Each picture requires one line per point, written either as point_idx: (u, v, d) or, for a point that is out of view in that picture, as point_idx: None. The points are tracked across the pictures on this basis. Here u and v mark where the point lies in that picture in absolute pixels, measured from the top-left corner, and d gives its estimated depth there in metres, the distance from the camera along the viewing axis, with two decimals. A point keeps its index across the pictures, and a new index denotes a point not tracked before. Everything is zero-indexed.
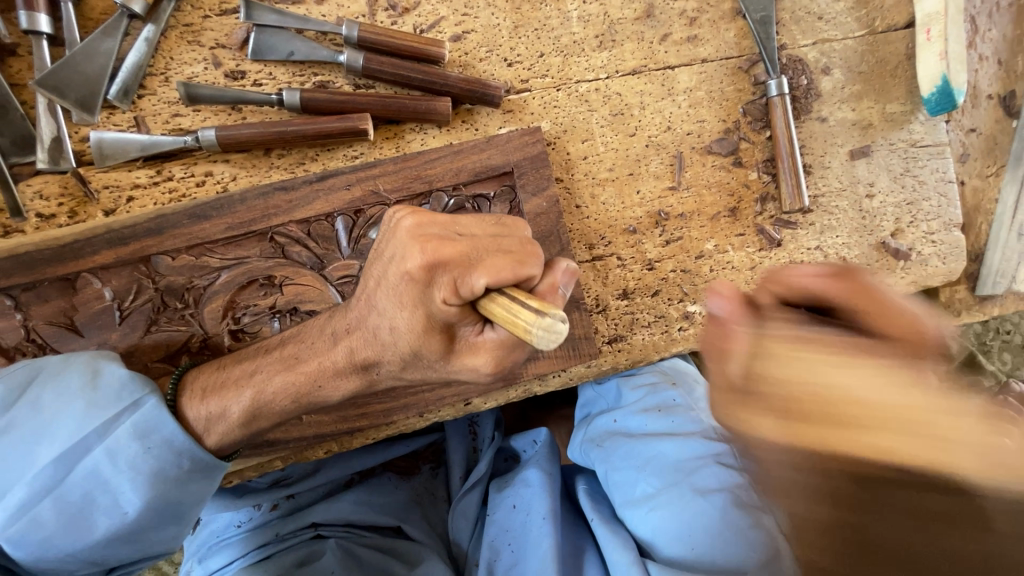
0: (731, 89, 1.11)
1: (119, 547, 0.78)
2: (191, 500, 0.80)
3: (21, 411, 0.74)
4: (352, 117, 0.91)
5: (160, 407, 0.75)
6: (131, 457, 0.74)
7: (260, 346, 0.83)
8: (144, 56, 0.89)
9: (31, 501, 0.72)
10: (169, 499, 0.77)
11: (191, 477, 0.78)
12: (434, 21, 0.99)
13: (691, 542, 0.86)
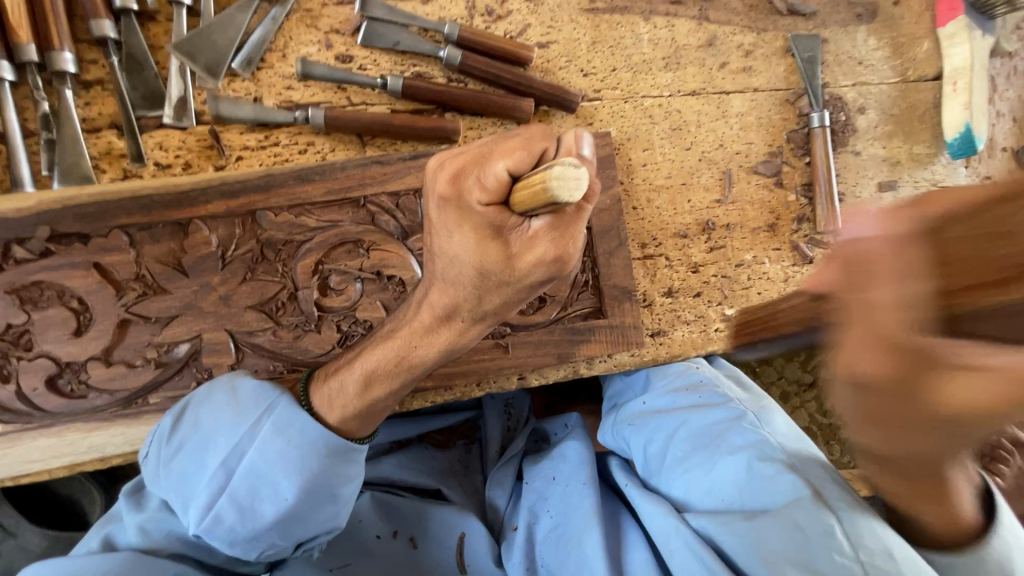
0: (777, 117, 1.23)
1: (293, 529, 0.88)
2: (336, 482, 0.88)
3: (190, 428, 0.86)
4: (446, 124, 1.01)
5: (290, 405, 0.85)
6: (277, 450, 0.84)
7: (372, 337, 0.92)
8: (269, 34, 0.98)
9: (213, 498, 0.83)
10: (325, 480, 0.87)
11: (340, 459, 0.88)
12: (522, 29, 1.10)
13: (723, 494, 0.94)
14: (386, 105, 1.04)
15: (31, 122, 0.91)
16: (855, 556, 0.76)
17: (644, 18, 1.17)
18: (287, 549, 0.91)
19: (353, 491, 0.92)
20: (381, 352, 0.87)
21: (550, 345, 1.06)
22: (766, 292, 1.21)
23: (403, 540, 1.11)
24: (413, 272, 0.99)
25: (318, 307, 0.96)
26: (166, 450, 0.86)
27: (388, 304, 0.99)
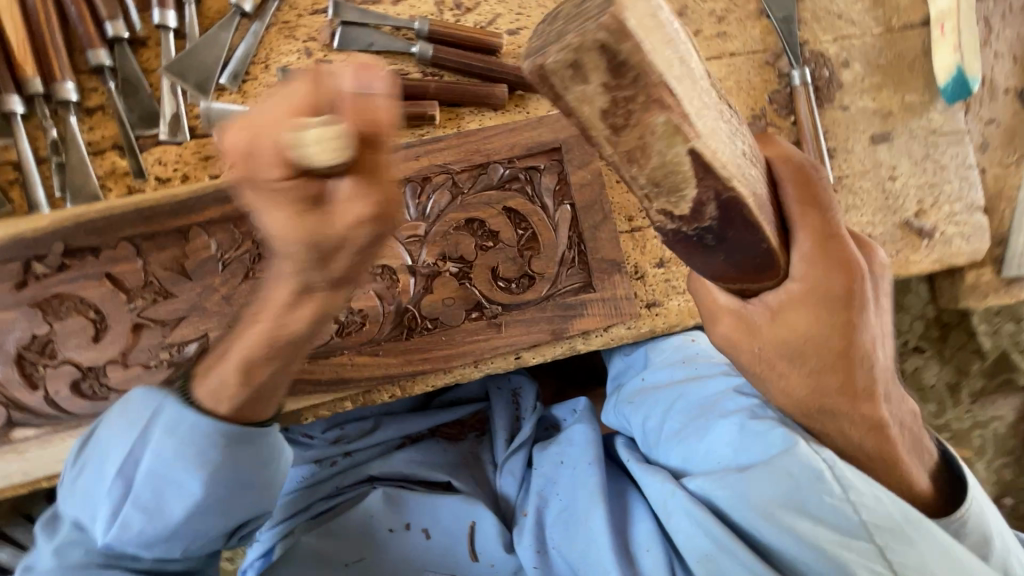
0: (757, 80, 1.23)
1: (213, 523, 0.86)
2: (243, 467, 0.85)
3: (94, 450, 0.87)
4: (424, 103, 1.05)
5: (174, 404, 0.82)
6: (172, 451, 0.82)
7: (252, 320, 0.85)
8: (251, 48, 1.05)
9: (118, 506, 0.83)
10: (229, 467, 0.84)
11: (240, 445, 0.85)
12: (491, 19, 1.13)
13: (718, 457, 0.93)
14: None
15: (42, 149, 0.99)
16: (844, 497, 0.77)
17: None
18: (215, 540, 0.90)
19: (268, 471, 0.90)
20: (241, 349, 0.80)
21: (543, 323, 1.08)
22: None
23: (415, 531, 1.15)
24: (403, 261, 1.03)
25: None
26: (74, 470, 0.88)
27: (382, 293, 1.02)
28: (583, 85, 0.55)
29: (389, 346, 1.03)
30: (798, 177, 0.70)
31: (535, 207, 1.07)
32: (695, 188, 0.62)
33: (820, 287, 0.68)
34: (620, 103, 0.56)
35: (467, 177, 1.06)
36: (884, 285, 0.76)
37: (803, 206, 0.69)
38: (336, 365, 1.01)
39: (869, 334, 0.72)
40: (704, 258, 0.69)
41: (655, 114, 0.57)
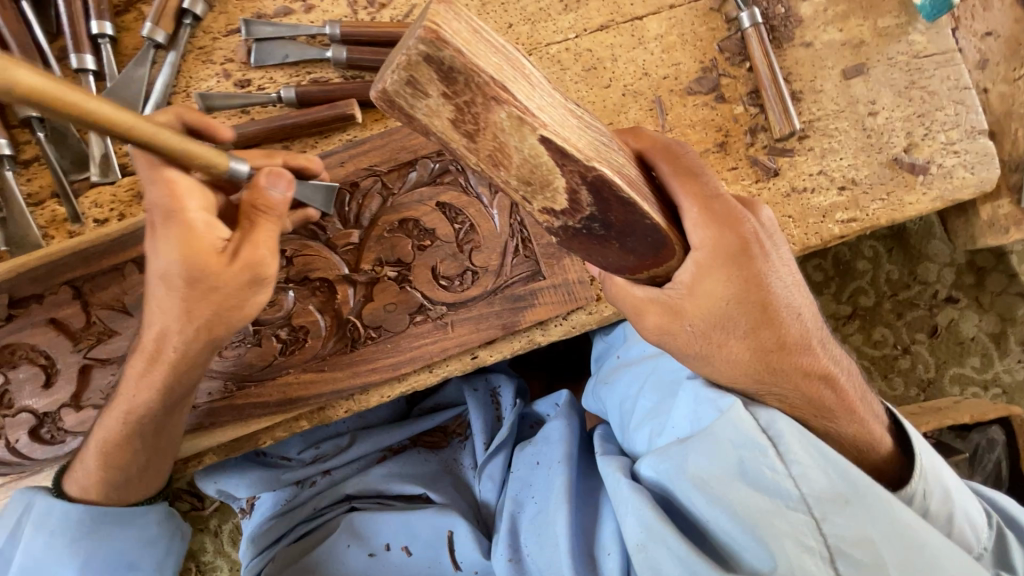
0: (703, 29, 1.13)
1: None
2: (124, 549, 0.97)
3: None
4: (340, 105, 1.02)
5: (48, 498, 0.93)
6: (36, 545, 0.92)
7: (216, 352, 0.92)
8: (170, 78, 1.04)
9: None
10: (112, 551, 0.96)
11: (121, 526, 0.97)
12: (407, 10, 1.09)
13: (675, 431, 0.90)
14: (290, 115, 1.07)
15: None
16: (785, 472, 0.77)
17: None
18: None
19: (156, 551, 1.02)
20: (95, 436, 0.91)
21: (492, 318, 1.03)
22: None
23: (398, 551, 1.18)
24: (339, 271, 1.01)
25: (254, 322, 0.99)
26: None
27: (322, 307, 1.00)
28: (426, 99, 0.54)
29: (336, 360, 1.00)
30: (671, 159, 0.74)
31: (470, 199, 1.03)
32: (563, 177, 0.60)
33: (723, 252, 0.74)
34: (462, 112, 0.55)
35: (396, 176, 1.02)
36: (781, 236, 0.81)
37: (683, 182, 0.73)
38: (283, 385, 0.99)
39: (777, 284, 0.78)
40: (601, 250, 0.71)
41: (496, 110, 0.55)
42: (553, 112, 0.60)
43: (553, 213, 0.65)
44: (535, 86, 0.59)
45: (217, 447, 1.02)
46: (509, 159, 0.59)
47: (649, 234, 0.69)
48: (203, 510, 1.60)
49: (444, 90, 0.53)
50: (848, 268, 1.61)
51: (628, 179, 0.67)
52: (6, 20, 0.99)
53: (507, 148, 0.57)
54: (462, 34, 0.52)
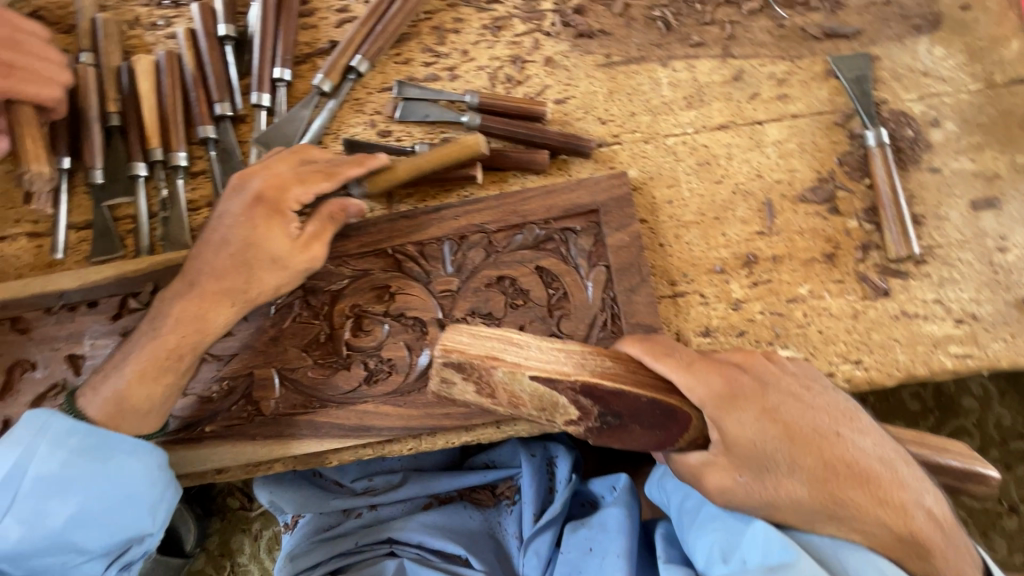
0: (824, 141, 1.14)
1: (94, 530, 0.95)
2: (122, 474, 0.96)
3: None
4: (467, 165, 1.12)
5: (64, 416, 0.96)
6: (50, 459, 0.93)
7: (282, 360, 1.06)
8: (325, 122, 1.19)
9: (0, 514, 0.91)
10: (119, 475, 0.96)
11: (100, 449, 0.96)
12: (540, 90, 1.19)
13: (739, 558, 0.84)
14: None
15: (155, 205, 1.19)
16: None
17: (662, 65, 1.19)
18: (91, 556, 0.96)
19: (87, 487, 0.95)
20: (138, 352, 0.98)
21: None
22: (828, 330, 1.07)
23: None
24: (434, 314, 1.07)
25: (348, 347, 1.06)
26: None
27: (411, 344, 1.06)
28: (456, 384, 0.75)
29: (413, 398, 1.04)
30: (647, 347, 0.79)
31: (568, 268, 1.07)
32: (562, 395, 0.72)
33: (731, 400, 0.77)
34: (476, 380, 0.73)
35: (503, 236, 1.09)
36: (777, 370, 0.84)
37: (663, 360, 0.77)
38: (360, 412, 1.04)
39: (789, 413, 0.80)
40: (628, 435, 0.76)
41: (494, 371, 0.70)
42: (547, 353, 0.73)
43: (573, 421, 0.75)
44: (525, 345, 0.73)
45: (288, 458, 1.07)
46: (523, 397, 0.74)
47: (654, 409, 0.74)
48: (250, 511, 1.66)
49: (461, 374, 0.72)
50: (952, 403, 1.47)
51: (611, 374, 0.73)
52: (212, 59, 1.19)
53: (514, 393, 0.72)
54: (460, 341, 0.71)
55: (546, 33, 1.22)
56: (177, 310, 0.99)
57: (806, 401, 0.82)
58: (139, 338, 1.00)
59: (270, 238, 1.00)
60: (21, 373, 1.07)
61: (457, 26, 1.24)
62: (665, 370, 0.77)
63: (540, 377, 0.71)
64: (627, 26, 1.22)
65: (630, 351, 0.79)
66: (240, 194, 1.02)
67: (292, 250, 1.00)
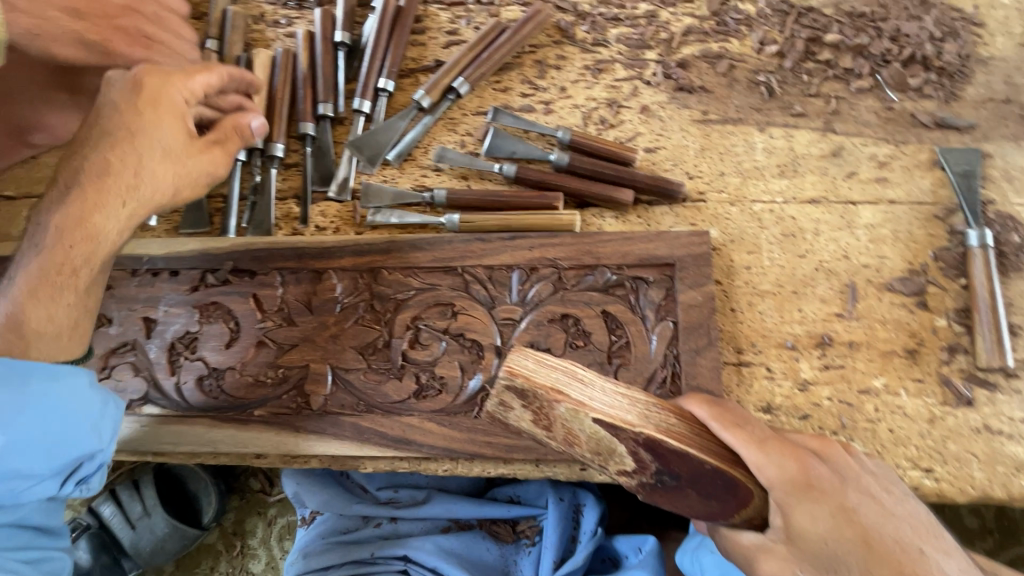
0: (920, 232, 1.10)
1: (42, 462, 0.78)
2: (60, 398, 0.80)
3: None
4: (548, 196, 1.14)
5: None
6: None
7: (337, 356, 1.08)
8: (418, 135, 1.23)
9: None
10: (55, 400, 0.79)
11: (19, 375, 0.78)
12: (632, 136, 1.20)
13: None
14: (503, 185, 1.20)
15: (245, 189, 1.25)
16: None
17: (759, 129, 1.18)
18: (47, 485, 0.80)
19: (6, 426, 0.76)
20: (38, 268, 0.89)
21: None
22: (900, 429, 1.01)
23: None
24: (492, 340, 1.07)
25: (404, 357, 1.07)
26: None
27: (465, 365, 1.06)
28: (514, 408, 0.70)
29: (458, 420, 1.04)
30: (719, 412, 0.73)
31: (634, 317, 1.05)
32: (622, 444, 0.66)
33: (804, 488, 0.72)
34: (536, 412, 0.68)
35: (573, 275, 1.08)
36: (855, 465, 0.79)
37: (737, 431, 0.72)
38: (404, 425, 1.04)
39: (867, 515, 0.74)
40: (682, 500, 0.72)
41: (557, 407, 0.64)
42: (612, 398, 0.67)
43: (628, 473, 0.71)
44: (590, 383, 0.67)
45: (325, 457, 1.07)
46: (580, 438, 0.69)
47: (718, 479, 0.70)
48: (269, 495, 1.68)
49: (522, 401, 0.67)
50: (1015, 528, 1.36)
51: (677, 434, 0.67)
52: (324, 62, 1.26)
53: (572, 432, 0.67)
54: (527, 366, 0.66)
55: (645, 82, 1.23)
56: (65, 215, 0.90)
57: (885, 506, 0.76)
58: (32, 248, 0.91)
59: (160, 128, 0.95)
60: (96, 326, 1.12)
61: (559, 63, 1.26)
62: (734, 439, 0.72)
63: (603, 422, 0.64)
64: (729, 86, 1.21)
65: (697, 413, 0.74)
66: (121, 83, 0.96)
67: (179, 152, 0.97)
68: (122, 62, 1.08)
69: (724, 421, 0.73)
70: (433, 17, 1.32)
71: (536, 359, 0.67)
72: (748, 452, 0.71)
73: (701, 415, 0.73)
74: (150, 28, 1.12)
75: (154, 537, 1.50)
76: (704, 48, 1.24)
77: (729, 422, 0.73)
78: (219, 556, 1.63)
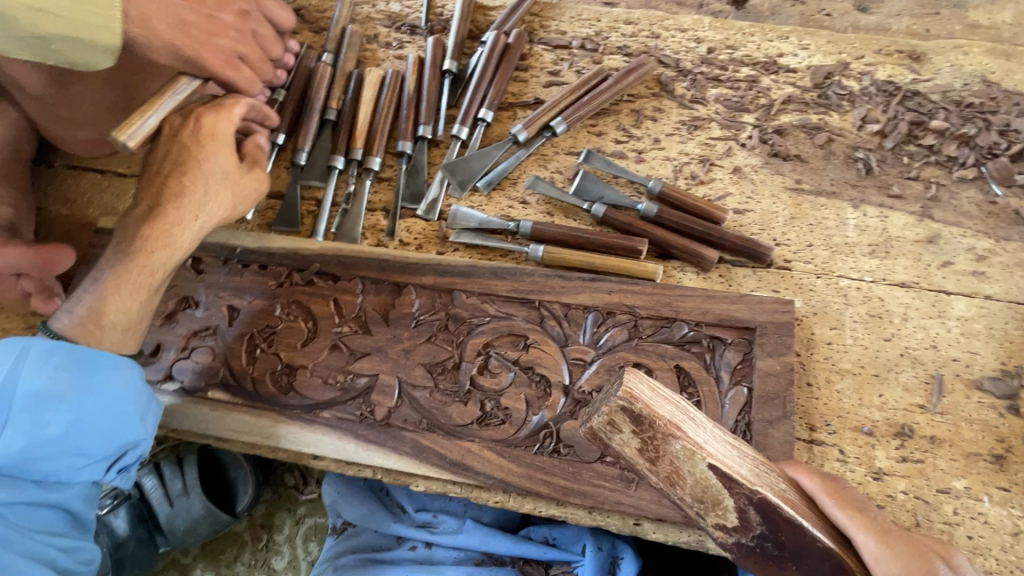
0: (1017, 333, 1.06)
1: (92, 443, 0.88)
2: (112, 388, 0.91)
3: None
4: (634, 240, 1.15)
5: (33, 343, 0.88)
6: (38, 375, 0.86)
7: (412, 366, 1.10)
8: (509, 166, 1.27)
9: None
10: (110, 389, 0.90)
11: (88, 364, 0.90)
12: (722, 195, 1.20)
13: None
14: (588, 225, 1.22)
15: (338, 196, 1.30)
16: None
17: (852, 205, 1.17)
18: (95, 466, 0.90)
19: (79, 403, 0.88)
20: (113, 268, 1.05)
21: (678, 500, 0.99)
22: (979, 538, 0.95)
23: None
24: (561, 378, 1.06)
25: (471, 382, 1.08)
26: None
27: (530, 400, 1.06)
28: (619, 433, 0.66)
29: (517, 453, 1.03)
30: (828, 487, 0.75)
31: (708, 376, 1.04)
32: (733, 499, 0.65)
33: None
34: (648, 442, 0.65)
35: (650, 325, 1.08)
36: None
37: (850, 512, 0.73)
38: (464, 449, 1.04)
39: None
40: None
41: (674, 443, 0.64)
42: (720, 445, 0.67)
43: (726, 530, 0.67)
44: (702, 426, 0.67)
45: (380, 468, 1.08)
46: (684, 480, 0.66)
47: (823, 560, 0.67)
48: (301, 494, 1.69)
49: (634, 427, 0.65)
50: None
51: (790, 503, 0.68)
52: (430, 85, 1.32)
53: (683, 471, 0.64)
54: (645, 391, 0.65)
55: (740, 144, 1.24)
56: (147, 228, 1.06)
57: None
58: (116, 252, 1.06)
59: (213, 158, 1.07)
60: (184, 308, 1.17)
61: (655, 115, 1.29)
62: (849, 519, 0.72)
63: (717, 471, 0.64)
64: (825, 159, 1.21)
65: (804, 483, 0.76)
66: (181, 119, 1.08)
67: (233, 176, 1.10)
68: (207, 74, 1.09)
69: (839, 498, 0.74)
70: (536, 57, 1.37)
71: (651, 386, 0.66)
72: (863, 535, 0.71)
73: (810, 486, 0.76)
74: (243, 49, 1.17)
75: (190, 517, 1.52)
76: (803, 118, 1.24)
77: (844, 501, 0.74)
78: (244, 546, 1.64)
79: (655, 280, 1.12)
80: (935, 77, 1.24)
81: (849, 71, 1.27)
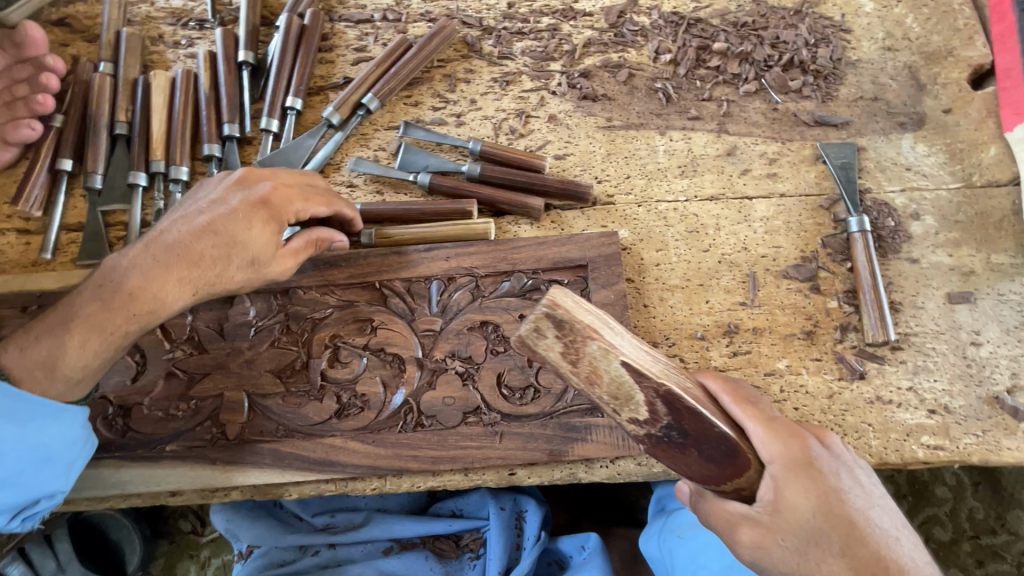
0: (810, 222, 1.18)
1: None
2: (49, 442, 0.87)
3: None
4: (462, 202, 1.15)
5: None
6: None
7: (261, 373, 1.05)
8: (329, 152, 1.22)
9: None
10: (42, 441, 0.86)
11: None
12: (542, 144, 1.23)
13: None
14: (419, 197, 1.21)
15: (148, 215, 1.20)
16: None
17: (659, 133, 1.24)
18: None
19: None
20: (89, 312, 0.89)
21: (542, 440, 1.03)
22: (803, 407, 1.07)
23: None
24: (413, 351, 1.06)
25: (323, 376, 1.05)
26: None
27: (387, 380, 1.05)
28: (544, 338, 0.68)
29: (383, 435, 1.03)
30: (729, 386, 0.79)
31: None
32: (642, 393, 0.68)
33: (803, 466, 0.77)
34: (570, 346, 0.67)
35: (491, 281, 1.10)
36: (847, 453, 0.84)
37: (745, 407, 0.78)
38: (327, 446, 1.02)
39: (855, 498, 0.79)
40: (683, 459, 0.74)
41: (590, 344, 0.66)
42: (636, 349, 0.70)
43: (638, 423, 0.71)
44: (621, 332, 0.70)
45: (247, 487, 1.03)
46: (602, 379, 0.68)
47: (721, 443, 0.73)
48: (201, 535, 1.59)
49: (557, 333, 0.67)
50: (924, 490, 1.53)
51: (694, 396, 0.72)
52: (227, 81, 1.23)
53: (600, 371, 0.67)
54: (568, 301, 0.67)
55: (551, 92, 1.27)
56: (131, 283, 0.90)
57: (872, 496, 0.81)
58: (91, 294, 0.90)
59: (262, 234, 0.96)
60: None
61: (467, 76, 1.29)
62: (742, 413, 0.77)
63: (631, 367, 0.67)
64: (629, 93, 1.27)
65: (710, 385, 0.79)
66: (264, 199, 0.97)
67: (268, 258, 0.97)
68: None
69: (735, 395, 0.78)
70: (339, 35, 1.32)
71: (576, 299, 0.68)
72: (755, 427, 0.77)
73: (713, 387, 0.79)
74: None
75: None
76: (604, 58, 1.29)
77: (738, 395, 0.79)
78: None
79: (489, 237, 1.13)
80: (713, 2, 1.34)
81: (638, 8, 1.33)
